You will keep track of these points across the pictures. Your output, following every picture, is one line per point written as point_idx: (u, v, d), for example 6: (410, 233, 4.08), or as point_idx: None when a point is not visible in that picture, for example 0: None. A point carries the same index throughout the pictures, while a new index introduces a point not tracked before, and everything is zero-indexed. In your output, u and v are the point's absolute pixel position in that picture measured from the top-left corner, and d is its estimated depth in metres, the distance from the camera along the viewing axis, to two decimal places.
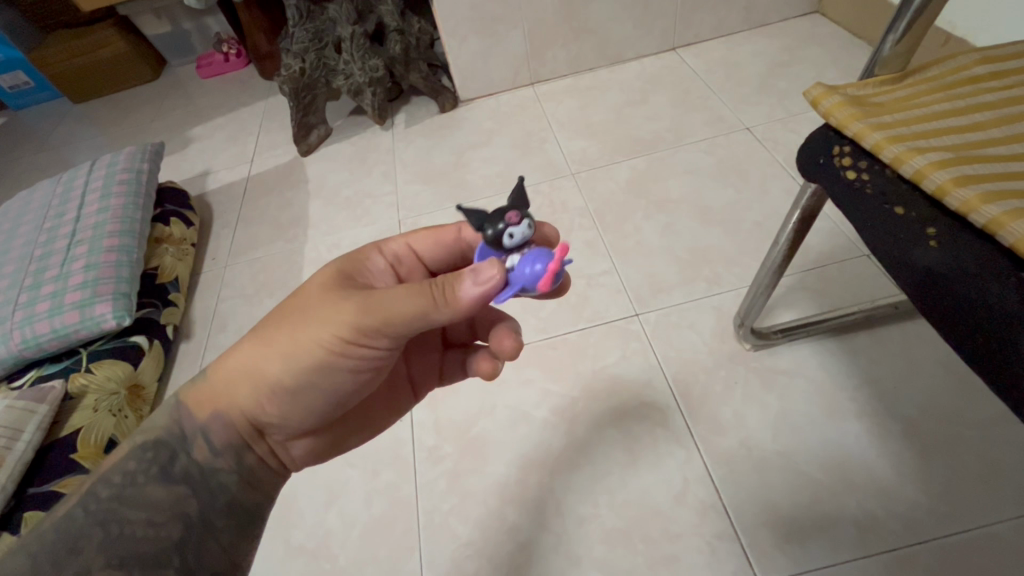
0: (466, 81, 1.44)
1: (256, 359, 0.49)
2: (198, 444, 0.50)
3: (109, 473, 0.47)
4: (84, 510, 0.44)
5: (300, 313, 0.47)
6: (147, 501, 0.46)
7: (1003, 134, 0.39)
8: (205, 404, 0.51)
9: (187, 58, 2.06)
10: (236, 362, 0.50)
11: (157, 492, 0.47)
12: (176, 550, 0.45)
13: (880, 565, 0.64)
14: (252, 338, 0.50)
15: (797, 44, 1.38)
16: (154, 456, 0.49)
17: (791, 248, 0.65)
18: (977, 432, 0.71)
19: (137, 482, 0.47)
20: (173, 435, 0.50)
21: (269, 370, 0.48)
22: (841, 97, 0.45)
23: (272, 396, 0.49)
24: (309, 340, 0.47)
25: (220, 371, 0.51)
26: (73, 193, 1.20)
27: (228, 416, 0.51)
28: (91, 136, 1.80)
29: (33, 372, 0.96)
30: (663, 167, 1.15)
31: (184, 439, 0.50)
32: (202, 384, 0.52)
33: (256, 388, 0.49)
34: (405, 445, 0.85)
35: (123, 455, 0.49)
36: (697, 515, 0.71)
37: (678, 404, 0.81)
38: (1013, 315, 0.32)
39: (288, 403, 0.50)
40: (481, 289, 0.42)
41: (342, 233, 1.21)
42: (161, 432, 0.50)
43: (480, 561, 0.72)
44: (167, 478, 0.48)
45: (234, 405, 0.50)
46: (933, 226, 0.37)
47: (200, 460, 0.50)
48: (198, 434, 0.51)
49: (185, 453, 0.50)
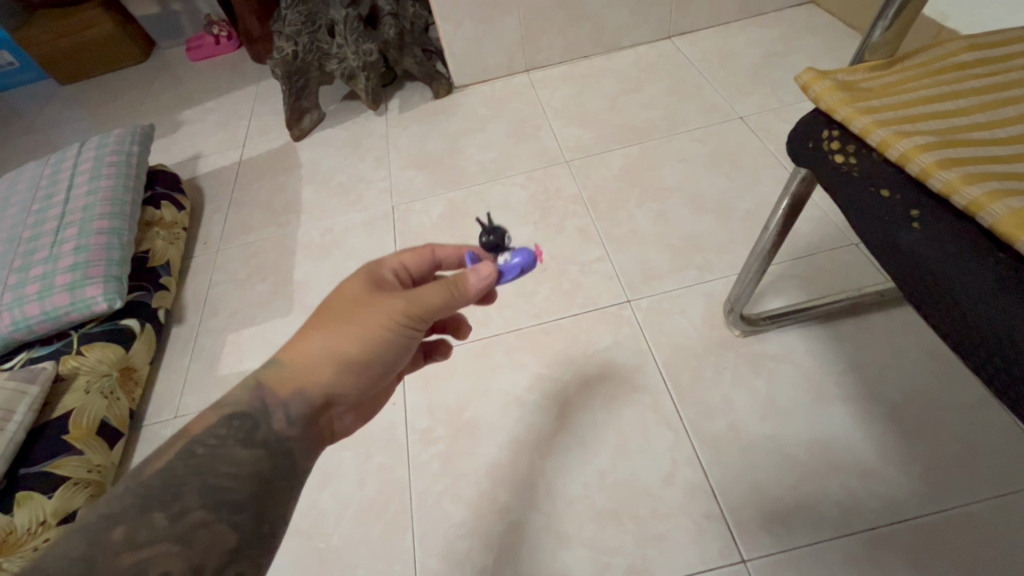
0: (461, 67, 1.43)
1: (333, 343, 0.47)
2: (279, 415, 0.44)
3: (202, 434, 0.41)
4: (183, 463, 0.38)
5: (363, 300, 0.49)
6: (230, 459, 0.40)
7: (988, 118, 0.40)
8: (285, 385, 0.46)
9: (175, 40, 2.03)
10: (308, 350, 0.47)
11: (240, 452, 0.41)
12: (266, 506, 0.39)
13: (859, 543, 0.66)
14: (320, 329, 0.48)
15: (792, 34, 1.38)
16: (239, 424, 0.42)
17: (780, 235, 0.66)
18: (957, 414, 0.73)
19: (224, 444, 0.41)
20: (254, 407, 0.44)
21: (351, 346, 0.47)
22: (831, 82, 0.45)
23: (354, 373, 0.48)
24: (385, 319, 0.48)
25: (291, 360, 0.47)
26: (63, 173, 1.19)
27: (310, 394, 0.46)
28: (79, 117, 1.77)
29: (23, 354, 0.95)
30: (658, 154, 1.16)
31: (265, 411, 0.44)
32: (271, 369, 0.47)
33: (337, 370, 0.48)
34: (398, 428, 0.85)
35: (208, 423, 0.42)
36: (685, 494, 0.72)
37: (668, 388, 0.82)
38: (968, 295, 0.34)
39: (366, 378, 0.49)
40: (485, 283, 0.49)
41: (335, 219, 1.20)
42: (244, 404, 0.44)
43: (472, 541, 0.73)
44: (249, 441, 0.42)
45: (318, 386, 0.47)
46: (917, 208, 0.38)
47: (278, 429, 0.44)
48: (279, 407, 0.45)
49: (264, 423, 0.43)
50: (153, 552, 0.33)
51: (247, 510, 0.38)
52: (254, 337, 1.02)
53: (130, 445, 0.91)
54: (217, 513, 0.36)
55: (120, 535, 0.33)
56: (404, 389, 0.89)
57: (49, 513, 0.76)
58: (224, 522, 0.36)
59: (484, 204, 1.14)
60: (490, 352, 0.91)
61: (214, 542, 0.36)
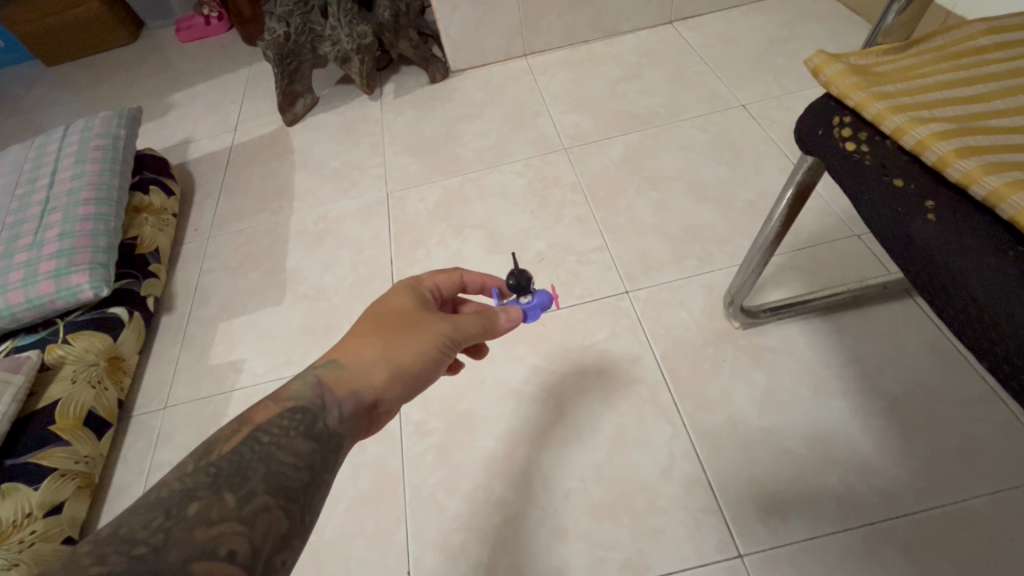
0: (457, 51, 1.40)
1: (386, 353, 0.47)
2: (335, 410, 0.42)
3: (267, 421, 0.38)
4: (251, 448, 0.35)
5: (417, 317, 0.50)
6: (291, 449, 0.37)
7: (1006, 105, 0.38)
8: (341, 383, 0.44)
9: (164, 20, 1.98)
10: (362, 355, 0.46)
11: (300, 443, 0.38)
12: (320, 501, 0.35)
13: (858, 538, 0.65)
14: (372, 339, 0.48)
15: (795, 19, 1.35)
16: (300, 418, 0.40)
17: (784, 225, 0.64)
18: (961, 409, 0.72)
19: (288, 435, 0.38)
20: (314, 404, 0.41)
21: (403, 355, 0.47)
22: (843, 65, 0.43)
23: (402, 384, 0.47)
24: (440, 335, 0.49)
25: (345, 365, 0.46)
26: (48, 156, 1.16)
27: (363, 395, 0.44)
28: (65, 99, 1.73)
29: (8, 343, 0.93)
30: (658, 142, 1.13)
31: (324, 407, 0.42)
32: (326, 368, 0.45)
33: (387, 380, 0.46)
34: (392, 420, 0.84)
35: (272, 413, 0.39)
36: (682, 488, 0.71)
37: (666, 381, 0.81)
38: (996, 290, 0.32)
39: (410, 391, 0.48)
40: (511, 325, 0.52)
41: (328, 206, 1.18)
42: (303, 398, 0.42)
43: (467, 534, 0.72)
44: (309, 433, 0.39)
45: (369, 391, 0.45)
46: (933, 199, 0.37)
47: (332, 424, 0.41)
48: (336, 404, 0.42)
49: (321, 418, 0.41)
50: (221, 529, 0.30)
51: (303, 499, 0.34)
52: (247, 326, 1.00)
53: (118, 437, 0.90)
54: (280, 499, 0.33)
55: (194, 511, 0.30)
56: None
57: (35, 505, 0.74)
58: (286, 506, 0.33)
59: (481, 192, 1.12)
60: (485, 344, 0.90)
61: (273, 526, 0.32)
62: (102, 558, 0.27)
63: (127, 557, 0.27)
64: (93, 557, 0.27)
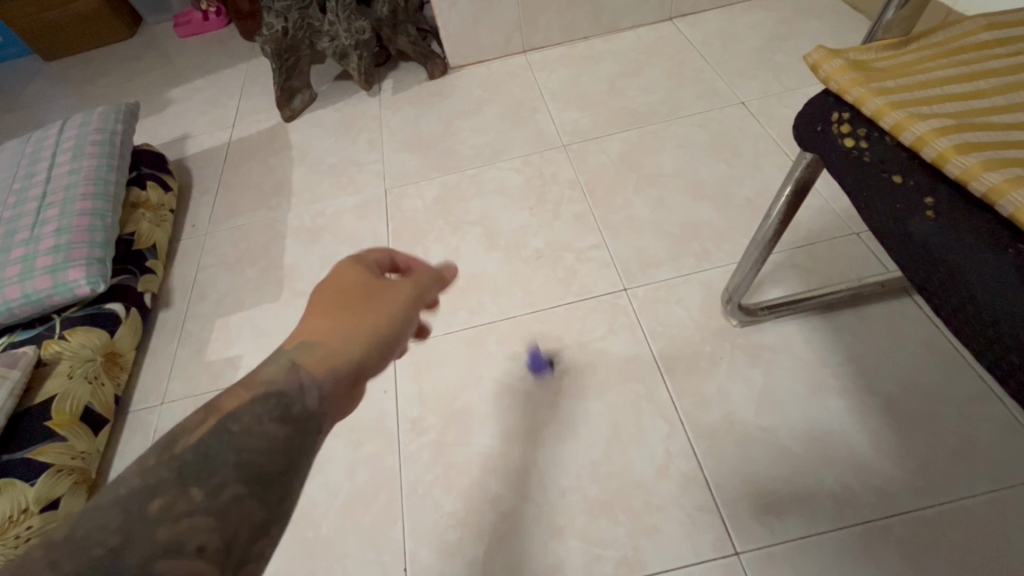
0: (456, 47, 1.39)
1: (356, 323, 0.44)
2: (315, 393, 0.38)
3: (237, 409, 0.34)
4: (217, 438, 0.32)
5: (375, 286, 0.48)
6: (263, 437, 0.33)
7: (1006, 101, 0.38)
8: (319, 361, 0.40)
9: (162, 16, 1.98)
10: (331, 331, 0.43)
11: (274, 429, 0.34)
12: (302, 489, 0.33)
13: (854, 537, 0.65)
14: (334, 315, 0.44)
15: (796, 16, 1.35)
16: (275, 403, 0.36)
17: (783, 223, 0.64)
18: (957, 408, 0.72)
19: (260, 421, 0.34)
20: (290, 389, 0.37)
21: (375, 322, 0.45)
22: (842, 61, 0.43)
23: (381, 350, 0.44)
24: (405, 295, 0.48)
25: (314, 344, 0.41)
26: (44, 151, 1.16)
27: (343, 370, 0.41)
28: (63, 95, 1.73)
29: (5, 339, 0.93)
30: (657, 139, 1.13)
31: (302, 390, 0.37)
32: (293, 353, 0.40)
33: (364, 346, 0.43)
34: (389, 417, 0.84)
35: (243, 399, 0.35)
36: (679, 486, 0.71)
37: (665, 379, 0.81)
38: (1003, 282, 0.32)
39: (389, 356, 0.45)
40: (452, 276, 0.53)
41: (326, 202, 1.18)
42: (278, 381, 0.38)
43: (462, 531, 0.72)
44: (284, 417, 0.35)
45: (349, 362, 0.41)
46: (931, 195, 0.36)
47: (312, 407, 0.37)
48: (316, 387, 0.38)
49: (299, 401, 0.37)
50: (187, 525, 0.28)
51: (278, 489, 0.32)
52: (244, 322, 1.00)
53: (115, 432, 0.89)
54: (251, 488, 0.31)
55: (157, 509, 0.28)
56: (396, 375, 0.87)
57: (31, 501, 0.74)
58: (258, 497, 0.30)
59: (479, 189, 1.12)
60: (483, 341, 0.89)
61: (245, 519, 0.30)
62: (54, 565, 0.25)
63: (84, 562, 0.26)
64: (43, 564, 0.25)
